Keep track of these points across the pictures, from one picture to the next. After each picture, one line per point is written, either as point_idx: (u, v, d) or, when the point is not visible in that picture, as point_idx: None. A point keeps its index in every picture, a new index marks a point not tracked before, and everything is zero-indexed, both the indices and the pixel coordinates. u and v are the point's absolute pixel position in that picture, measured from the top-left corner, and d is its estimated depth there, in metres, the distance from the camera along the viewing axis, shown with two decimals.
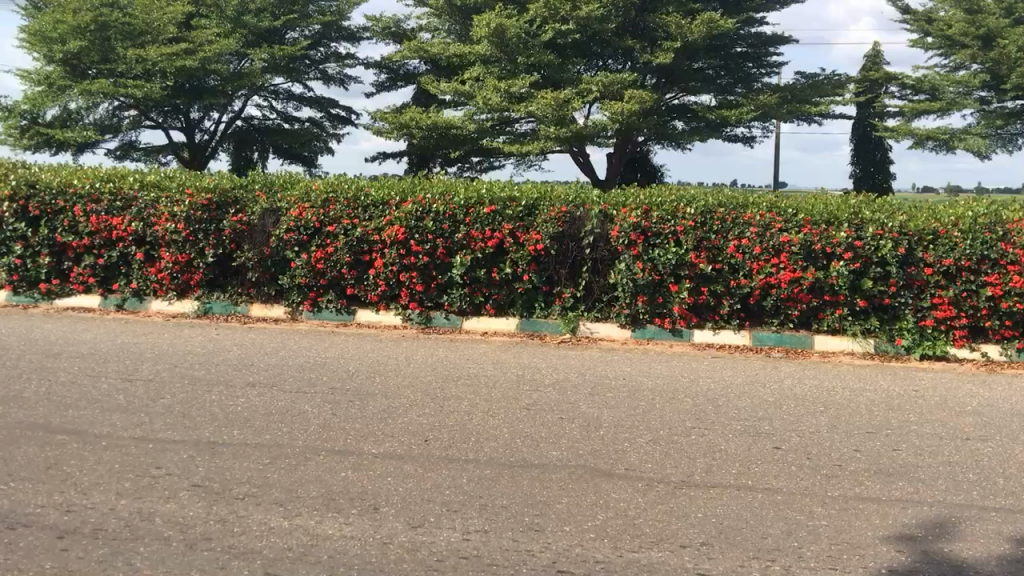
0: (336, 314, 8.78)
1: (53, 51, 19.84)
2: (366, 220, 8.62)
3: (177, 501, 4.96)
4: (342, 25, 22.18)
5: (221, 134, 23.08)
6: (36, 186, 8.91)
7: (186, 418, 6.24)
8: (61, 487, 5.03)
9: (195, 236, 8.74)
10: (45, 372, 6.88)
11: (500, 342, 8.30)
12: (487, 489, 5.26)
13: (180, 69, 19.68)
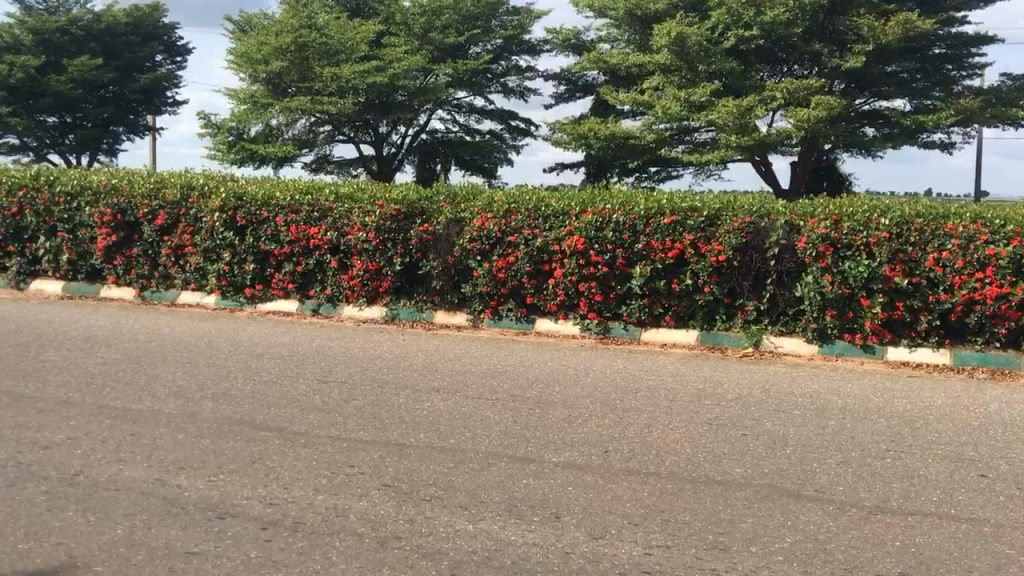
0: (516, 322, 8.91)
1: (257, 72, 21.30)
2: (547, 230, 8.72)
3: (369, 499, 5.17)
4: (523, 38, 22.60)
5: (407, 146, 23.94)
6: (243, 198, 9.46)
7: (377, 420, 6.51)
8: (264, 480, 5.35)
9: (384, 245, 9.12)
10: (250, 371, 7.35)
11: (679, 354, 8.18)
12: (669, 504, 5.18)
13: (371, 85, 20.64)
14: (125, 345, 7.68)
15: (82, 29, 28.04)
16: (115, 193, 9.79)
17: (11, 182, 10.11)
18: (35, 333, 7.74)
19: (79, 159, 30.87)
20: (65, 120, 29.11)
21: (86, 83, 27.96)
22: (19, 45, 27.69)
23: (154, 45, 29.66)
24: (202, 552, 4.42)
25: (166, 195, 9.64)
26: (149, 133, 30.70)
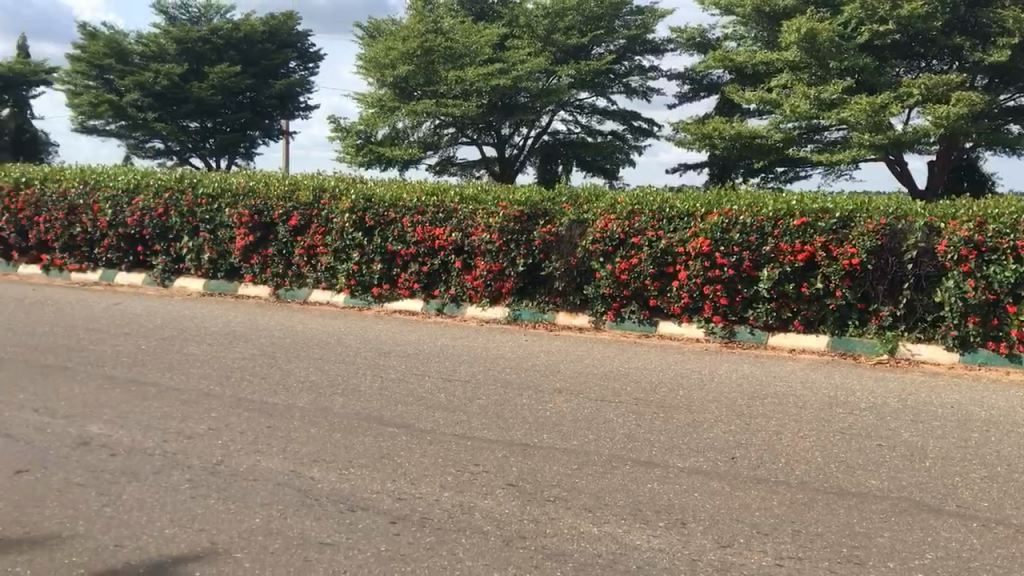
0: (639, 324, 8.85)
1: (385, 76, 21.83)
2: (671, 232, 8.60)
3: (494, 498, 5.22)
4: (647, 38, 22.39)
5: (529, 148, 24.09)
6: (372, 200, 9.70)
7: (501, 419, 6.56)
8: (392, 475, 5.47)
9: (507, 246, 9.19)
10: (377, 368, 7.53)
11: (808, 360, 7.93)
12: (800, 515, 5.02)
13: (495, 88, 20.87)
14: (261, 341, 7.99)
15: (222, 38, 29.41)
16: (253, 195, 10.19)
17: (157, 184, 10.64)
18: (178, 328, 8.14)
19: (219, 162, 32.33)
20: (206, 125, 30.65)
21: (226, 89, 29.47)
22: (165, 54, 29.13)
23: (288, 52, 30.84)
24: (335, 543, 4.55)
25: (299, 197, 9.98)
26: (284, 137, 31.73)
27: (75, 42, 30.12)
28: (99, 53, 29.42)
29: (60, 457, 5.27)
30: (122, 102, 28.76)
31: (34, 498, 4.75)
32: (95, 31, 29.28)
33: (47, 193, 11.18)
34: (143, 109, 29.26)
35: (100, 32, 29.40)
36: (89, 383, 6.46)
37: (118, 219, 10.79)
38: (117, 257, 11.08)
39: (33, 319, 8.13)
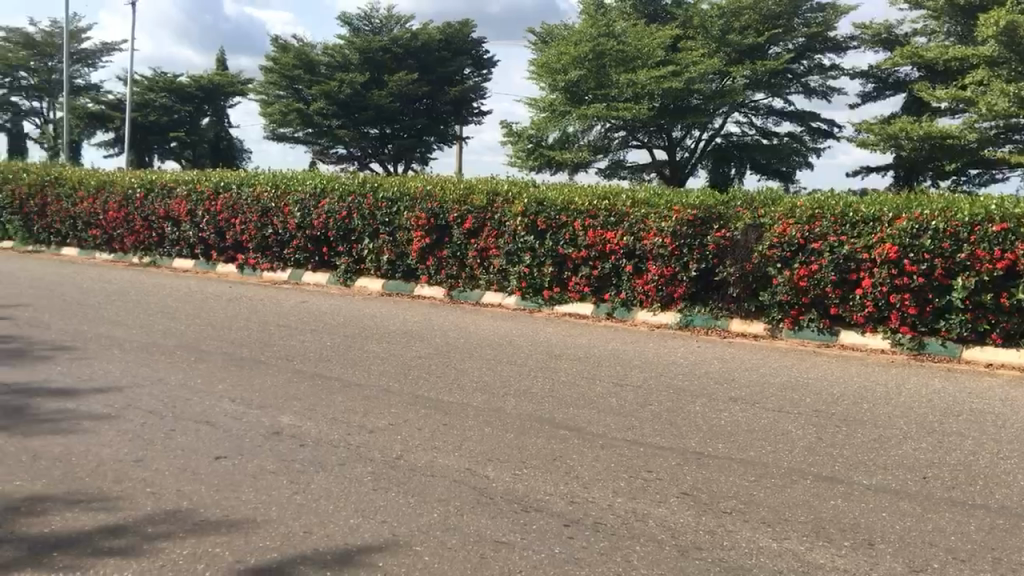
0: (818, 333, 8.46)
1: (557, 81, 22.02)
2: (854, 237, 8.21)
3: (668, 506, 5.12)
4: (828, 36, 21.60)
5: (701, 151, 23.70)
6: (544, 204, 9.78)
7: (673, 426, 6.45)
8: (565, 478, 5.47)
9: (680, 251, 9.05)
10: (549, 371, 7.56)
11: (1008, 377, 7.36)
12: (1001, 542, 4.66)
13: (667, 90, 20.71)
14: (436, 341, 8.18)
15: (401, 47, 30.77)
16: (430, 199, 10.49)
17: (341, 188, 11.11)
18: (359, 326, 8.45)
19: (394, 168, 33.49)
20: (385, 131, 31.82)
21: (403, 96, 30.77)
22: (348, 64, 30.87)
23: (463, 59, 31.63)
24: (510, 542, 4.59)
25: (474, 200, 10.19)
26: (456, 143, 32.47)
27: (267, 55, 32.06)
28: (288, 64, 31.36)
29: (254, 445, 5.54)
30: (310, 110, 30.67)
31: (232, 483, 5.01)
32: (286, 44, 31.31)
33: (242, 196, 11.90)
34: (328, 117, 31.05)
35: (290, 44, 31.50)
36: (279, 376, 6.79)
37: (306, 222, 11.35)
38: (303, 257, 11.61)
39: (228, 314, 8.64)
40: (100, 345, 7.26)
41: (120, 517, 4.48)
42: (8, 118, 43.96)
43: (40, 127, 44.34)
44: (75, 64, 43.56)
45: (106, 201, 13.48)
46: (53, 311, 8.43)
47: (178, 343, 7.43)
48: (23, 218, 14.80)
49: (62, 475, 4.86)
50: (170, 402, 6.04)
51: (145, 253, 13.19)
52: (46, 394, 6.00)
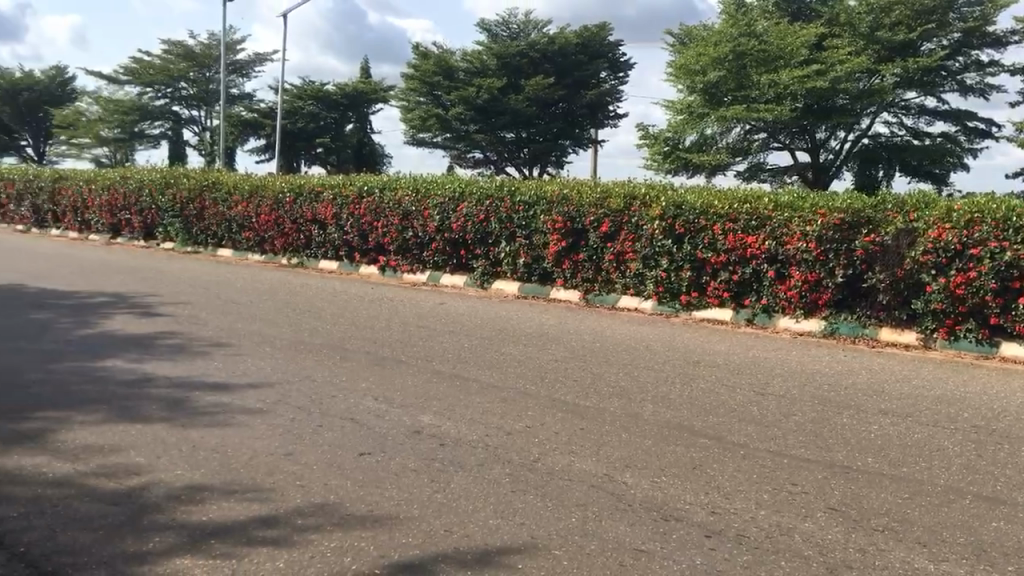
0: (976, 345, 7.98)
1: (695, 83, 21.78)
2: (1018, 243, 7.72)
3: (815, 521, 4.93)
4: (986, 31, 20.52)
5: (846, 153, 22.72)
6: (683, 207, 9.63)
7: (819, 438, 6.21)
8: (706, 488, 5.34)
9: (826, 256, 8.72)
10: (687, 378, 7.42)
11: None
12: None
13: (812, 90, 20.10)
14: (573, 345, 8.17)
15: (538, 52, 31.14)
16: (566, 202, 10.50)
17: (479, 191, 11.26)
18: (496, 329, 8.53)
19: (530, 172, 33.72)
20: (521, 135, 32.15)
21: (540, 101, 31.12)
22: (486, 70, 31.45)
23: (600, 62, 31.55)
24: (650, 551, 4.51)
25: (612, 203, 10.14)
26: (592, 147, 32.31)
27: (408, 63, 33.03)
28: (428, 71, 32.19)
29: (396, 443, 5.65)
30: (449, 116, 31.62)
31: (376, 479, 5.13)
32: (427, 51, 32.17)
33: (384, 200, 12.23)
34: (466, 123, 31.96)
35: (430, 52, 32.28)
36: (420, 376, 6.91)
37: (445, 225, 11.56)
38: (442, 259, 11.80)
39: (371, 315, 8.88)
40: (252, 342, 7.59)
41: (272, 508, 4.65)
42: (170, 126, 46.79)
43: (198, 134, 46.98)
44: (230, 74, 45.95)
45: (259, 205, 14.12)
46: (210, 309, 8.88)
47: (325, 342, 7.69)
48: (183, 221, 15.69)
49: (219, 466, 5.09)
50: (317, 399, 6.25)
51: (293, 255, 13.73)
52: (204, 388, 6.31)
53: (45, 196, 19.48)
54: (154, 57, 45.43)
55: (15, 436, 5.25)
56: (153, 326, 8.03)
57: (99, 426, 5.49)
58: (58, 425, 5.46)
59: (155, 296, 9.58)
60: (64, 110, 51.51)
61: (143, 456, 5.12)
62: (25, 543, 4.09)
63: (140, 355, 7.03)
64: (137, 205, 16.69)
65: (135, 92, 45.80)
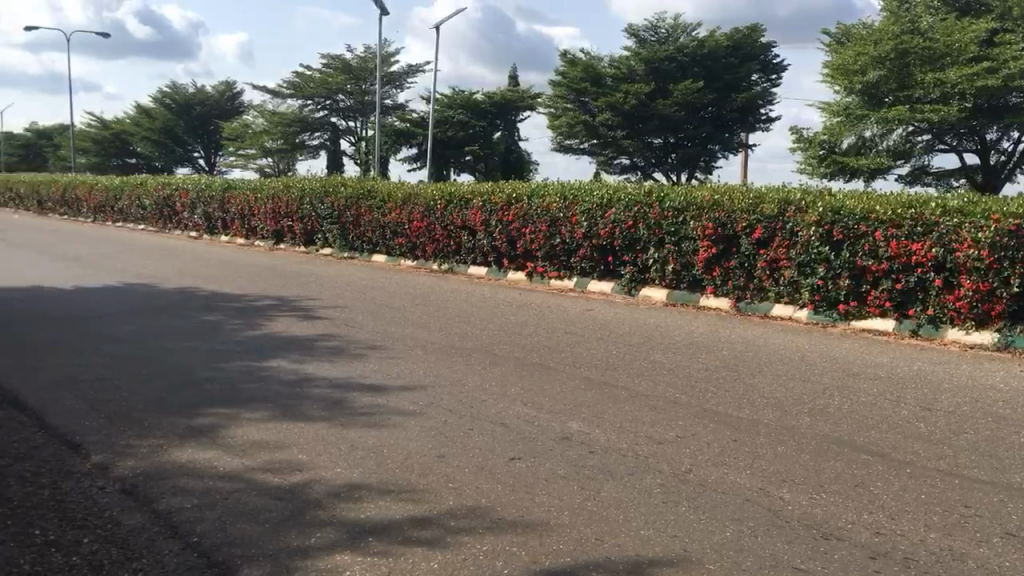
0: None
1: (854, 83, 20.94)
2: None
3: (991, 547, 4.60)
4: None
5: (1020, 154, 21.47)
6: (842, 213, 9.25)
7: (994, 458, 5.80)
8: (869, 506, 5.07)
9: (999, 264, 8.17)
10: (847, 391, 7.09)
11: None
12: None
13: (982, 88, 19.01)
14: (724, 354, 7.95)
15: (687, 55, 30.86)
16: (717, 208, 10.27)
17: (627, 197, 11.17)
18: (644, 336, 8.42)
19: (679, 177, 33.75)
20: (668, 140, 32.32)
21: (689, 106, 30.87)
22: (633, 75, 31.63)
23: (752, 65, 30.92)
24: (809, 570, 4.31)
25: (765, 209, 9.85)
26: (742, 151, 31.95)
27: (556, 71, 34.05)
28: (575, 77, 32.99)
29: (546, 449, 5.64)
30: (596, 122, 32.16)
31: (526, 484, 5.14)
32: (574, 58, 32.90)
33: (532, 207, 12.31)
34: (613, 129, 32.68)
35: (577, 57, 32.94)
36: (568, 382, 6.87)
37: (593, 231, 11.53)
38: (589, 266, 11.76)
39: (519, 321, 8.93)
40: (405, 346, 7.78)
41: (426, 509, 4.73)
42: (328, 137, 48.92)
43: (354, 144, 48.88)
44: (384, 86, 47.56)
45: (411, 212, 14.51)
46: (366, 312, 9.17)
47: (475, 346, 7.80)
48: (340, 227, 16.31)
49: (375, 466, 5.22)
50: (468, 403, 6.32)
51: (442, 261, 14.00)
52: (361, 389, 6.50)
53: (216, 205, 20.67)
54: (314, 71, 47.62)
55: (189, 430, 5.56)
56: (313, 329, 8.36)
57: (263, 424, 5.75)
58: (227, 422, 5.75)
59: (314, 300, 9.98)
60: (233, 123, 54.63)
61: (304, 454, 5.32)
62: (197, 532, 4.30)
63: (301, 357, 7.33)
64: (298, 212, 17.46)
65: (297, 105, 48.14)
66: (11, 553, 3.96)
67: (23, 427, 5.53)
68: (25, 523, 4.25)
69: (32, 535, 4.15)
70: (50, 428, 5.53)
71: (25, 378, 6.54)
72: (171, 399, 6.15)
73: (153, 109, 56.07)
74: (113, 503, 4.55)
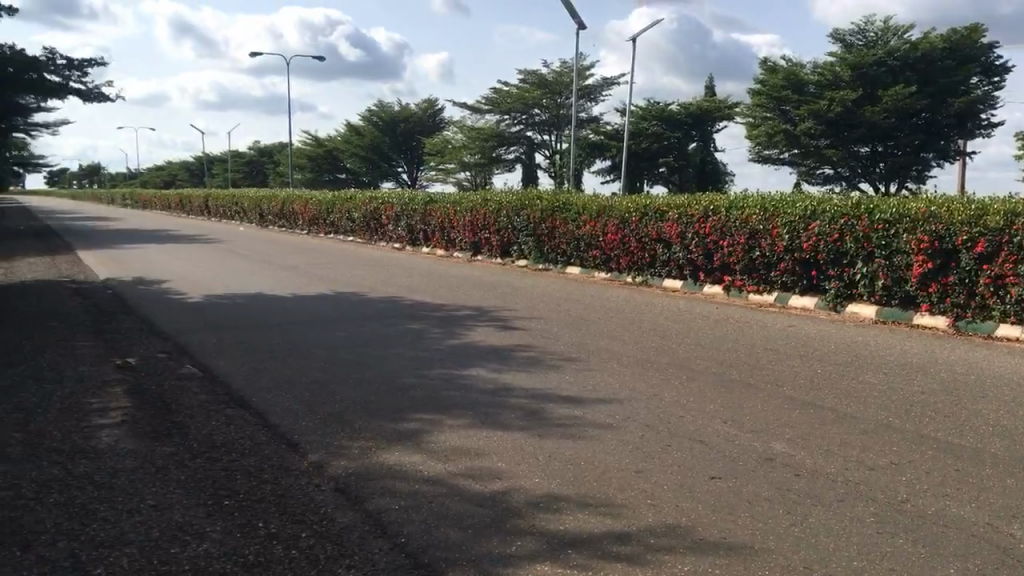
0: None
1: None
2: None
3: None
4: None
5: None
6: None
7: None
8: None
9: None
10: None
11: None
12: None
13: None
14: (942, 376, 7.43)
15: (897, 59, 32.17)
16: (935, 221, 9.61)
17: (833, 209, 10.68)
18: (853, 355, 8.00)
19: (888, 187, 34.64)
20: (876, 150, 33.36)
21: (900, 112, 31.66)
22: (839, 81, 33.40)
23: (967, 68, 31.68)
24: None
25: (989, 221, 9.12)
26: (956, 157, 32.28)
27: (759, 80, 36.51)
28: (777, 85, 35.09)
29: (748, 469, 5.39)
30: (798, 130, 33.99)
31: (728, 505, 4.90)
32: (776, 68, 35.14)
33: (731, 219, 12.04)
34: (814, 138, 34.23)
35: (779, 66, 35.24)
36: (770, 401, 6.59)
37: (795, 244, 11.10)
38: (791, 280, 11.26)
39: (717, 336, 8.73)
40: (601, 358, 7.76)
41: (626, 524, 4.61)
42: (524, 150, 50.06)
43: (548, 157, 49.76)
44: (580, 100, 48.14)
45: (606, 224, 14.54)
46: (562, 324, 9.25)
47: (672, 361, 7.68)
48: (535, 239, 16.55)
49: (574, 478, 5.19)
50: (666, 418, 6.18)
51: (637, 273, 13.89)
52: (559, 401, 6.54)
53: (417, 218, 21.54)
54: (512, 86, 48.96)
55: (395, 435, 5.77)
56: (510, 339, 8.50)
57: (464, 431, 5.88)
58: (430, 428, 5.93)
59: (511, 311, 10.17)
60: (434, 138, 56.92)
61: (504, 462, 5.37)
62: (405, 533, 4.38)
63: (500, 366, 7.47)
64: (495, 225, 17.89)
65: (494, 120, 49.60)
66: (237, 542, 4.17)
67: (248, 425, 5.93)
68: (251, 516, 4.49)
69: (256, 527, 4.37)
70: (271, 427, 5.90)
71: (249, 379, 7.02)
72: (378, 404, 6.41)
73: (362, 127, 59.32)
74: (327, 501, 4.74)
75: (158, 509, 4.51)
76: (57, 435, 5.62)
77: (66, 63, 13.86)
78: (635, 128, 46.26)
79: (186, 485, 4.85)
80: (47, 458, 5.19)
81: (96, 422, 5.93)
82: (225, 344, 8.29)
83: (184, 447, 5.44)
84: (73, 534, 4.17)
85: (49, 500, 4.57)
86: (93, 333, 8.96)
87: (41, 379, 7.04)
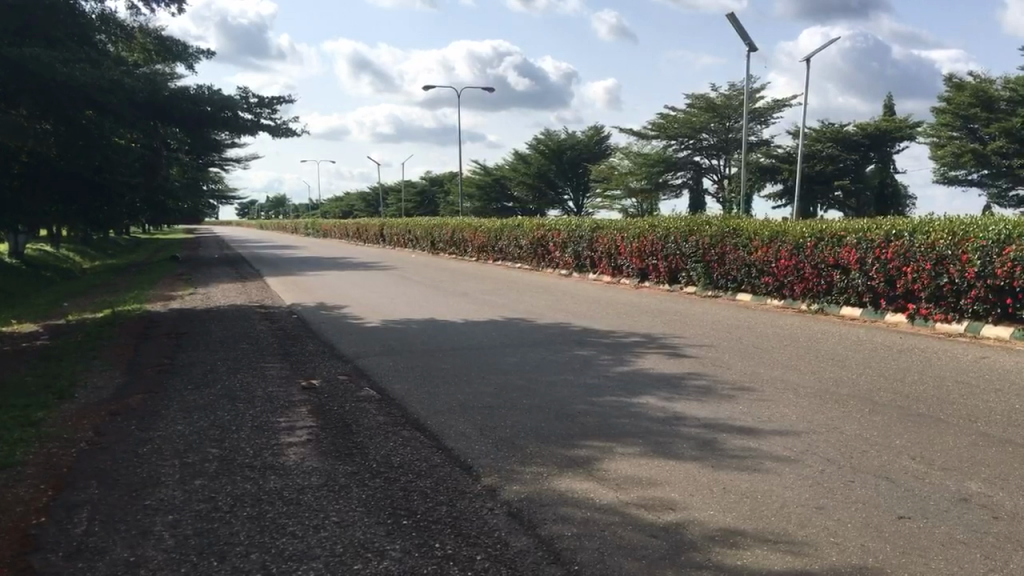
0: None
1: None
2: None
3: None
4: None
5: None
6: None
7: None
8: None
9: None
10: None
11: None
12: None
13: None
14: None
15: None
16: None
17: None
18: None
19: None
20: None
21: None
22: None
23: None
24: None
25: None
26: None
27: (943, 99, 38.52)
28: (964, 103, 37.14)
29: (940, 510, 4.89)
30: (988, 150, 36.02)
31: (920, 548, 4.41)
32: (963, 85, 37.25)
33: (914, 244, 11.43)
34: (1006, 156, 36.01)
35: (966, 84, 37.29)
36: (961, 438, 6.14)
37: (987, 270, 10.35)
38: (983, 309, 10.50)
39: (901, 367, 8.29)
40: (776, 389, 7.50)
41: (808, 563, 4.25)
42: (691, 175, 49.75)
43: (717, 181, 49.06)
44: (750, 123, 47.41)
45: (779, 250, 14.14)
46: (735, 353, 9.00)
47: (853, 393, 7.32)
48: (704, 265, 16.28)
49: (750, 512, 4.90)
50: (848, 452, 5.88)
51: (812, 300, 13.38)
52: (735, 432, 6.33)
53: (584, 243, 21.64)
54: (679, 111, 48.64)
55: (568, 461, 5.76)
56: (681, 367, 8.36)
57: (636, 459, 5.80)
58: (603, 455, 5.88)
59: (682, 338, 10.01)
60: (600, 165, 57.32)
61: (677, 493, 5.21)
62: (578, 561, 4.29)
63: (671, 395, 7.33)
64: (663, 250, 17.70)
65: (661, 145, 49.56)
66: (415, 562, 4.24)
67: (424, 446, 6.09)
68: (428, 536, 4.57)
69: (434, 547, 4.43)
70: (446, 449, 6.04)
71: (424, 403, 7.21)
72: (550, 430, 6.42)
73: (529, 155, 60.51)
74: (501, 525, 4.75)
75: (342, 526, 4.68)
76: (250, 452, 5.95)
77: (258, 101, 14.83)
78: (808, 152, 45.71)
79: (367, 504, 5.00)
80: (241, 473, 5.51)
81: (284, 439, 6.25)
82: (402, 368, 8.56)
83: (364, 467, 5.64)
84: (264, 547, 4.38)
85: (243, 513, 4.83)
86: (279, 356, 9.46)
87: (234, 398, 7.47)
